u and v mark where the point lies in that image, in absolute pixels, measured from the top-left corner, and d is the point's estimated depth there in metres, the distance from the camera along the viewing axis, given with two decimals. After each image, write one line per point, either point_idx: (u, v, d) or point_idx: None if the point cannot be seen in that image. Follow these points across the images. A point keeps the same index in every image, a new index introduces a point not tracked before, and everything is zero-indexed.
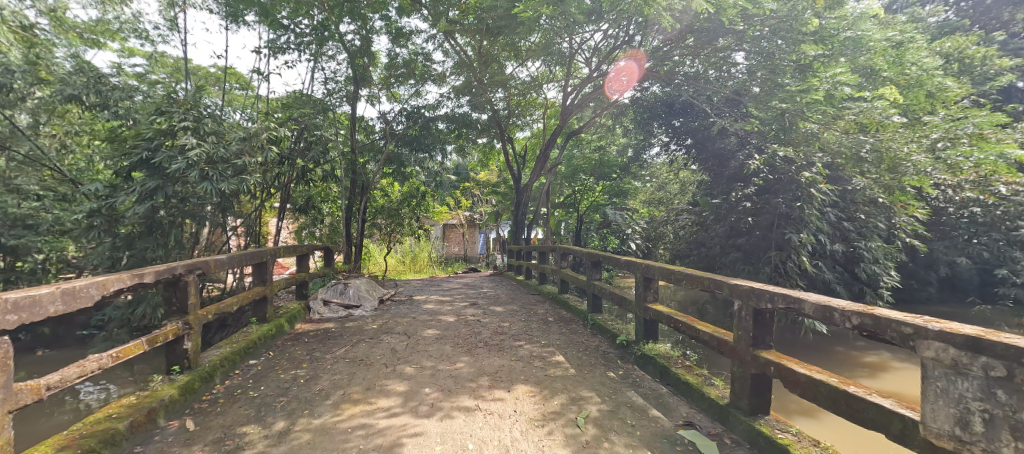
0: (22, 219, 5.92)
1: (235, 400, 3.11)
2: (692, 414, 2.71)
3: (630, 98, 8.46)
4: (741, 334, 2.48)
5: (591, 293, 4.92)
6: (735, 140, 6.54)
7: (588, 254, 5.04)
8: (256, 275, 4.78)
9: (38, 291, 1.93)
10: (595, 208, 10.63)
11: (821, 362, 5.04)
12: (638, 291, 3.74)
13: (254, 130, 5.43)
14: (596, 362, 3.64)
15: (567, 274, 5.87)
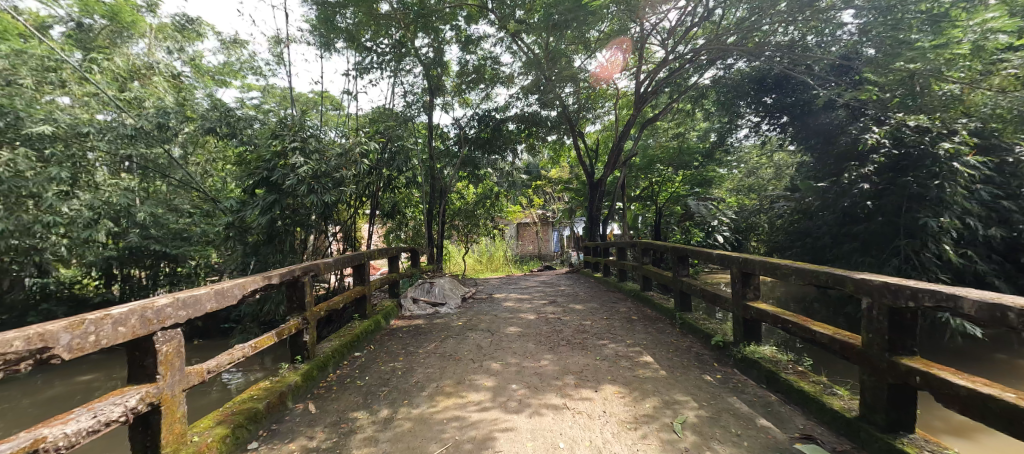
0: (179, 233, 7.41)
1: (346, 388, 3.46)
2: (810, 426, 2.49)
3: (711, 78, 8.08)
4: (874, 337, 2.25)
5: (678, 291, 4.73)
6: (846, 113, 6.11)
7: (672, 250, 4.85)
8: (356, 276, 5.27)
9: (198, 290, 2.32)
10: (675, 199, 9.55)
11: (976, 373, 4.35)
12: (736, 288, 3.56)
13: (350, 146, 5.99)
14: (689, 364, 3.49)
15: (649, 270, 5.71)
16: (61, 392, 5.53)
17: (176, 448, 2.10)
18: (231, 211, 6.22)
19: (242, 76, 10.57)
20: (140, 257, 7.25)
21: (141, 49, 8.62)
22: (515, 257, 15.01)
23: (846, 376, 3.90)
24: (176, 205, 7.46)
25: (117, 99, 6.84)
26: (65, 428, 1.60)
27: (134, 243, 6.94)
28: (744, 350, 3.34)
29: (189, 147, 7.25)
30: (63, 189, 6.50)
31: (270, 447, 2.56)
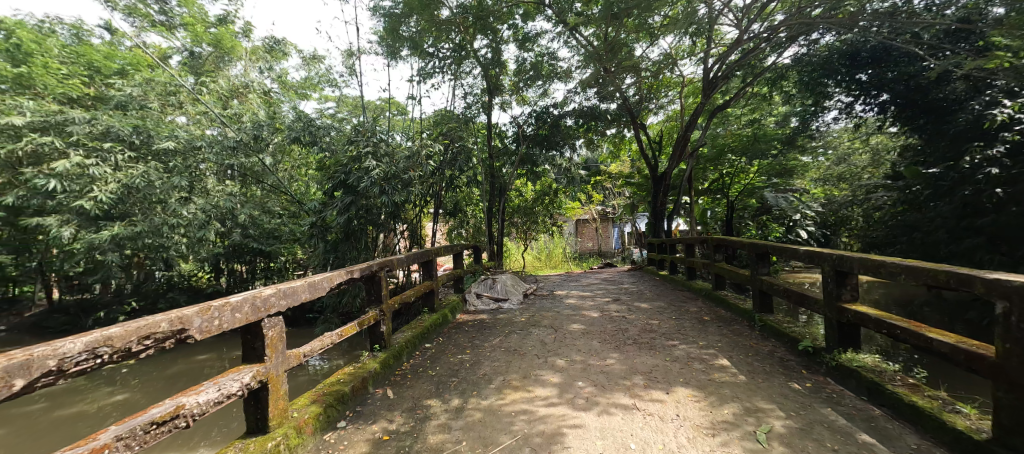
0: (270, 232, 8.47)
1: (419, 376, 3.69)
2: (926, 446, 2.27)
3: (793, 58, 7.35)
4: (1010, 347, 2.02)
5: (756, 290, 4.47)
6: (965, 87, 5.48)
7: (750, 246, 4.60)
8: (425, 273, 5.58)
9: (294, 282, 2.63)
10: (750, 192, 9.39)
11: None
12: (829, 288, 3.31)
13: (417, 148, 6.28)
14: (772, 370, 3.30)
15: (721, 267, 5.45)
16: (184, 368, 6.67)
17: (279, 422, 2.42)
18: (314, 213, 6.84)
19: (320, 87, 11.52)
20: (241, 253, 8.60)
21: (239, 70, 10.37)
22: (575, 254, 14.91)
23: (967, 390, 3.46)
24: (268, 207, 8.47)
25: (220, 115, 7.75)
26: (200, 398, 1.90)
27: (237, 240, 8.17)
28: (840, 358, 3.10)
29: (277, 156, 8.03)
30: (180, 196, 7.54)
31: (356, 427, 2.80)
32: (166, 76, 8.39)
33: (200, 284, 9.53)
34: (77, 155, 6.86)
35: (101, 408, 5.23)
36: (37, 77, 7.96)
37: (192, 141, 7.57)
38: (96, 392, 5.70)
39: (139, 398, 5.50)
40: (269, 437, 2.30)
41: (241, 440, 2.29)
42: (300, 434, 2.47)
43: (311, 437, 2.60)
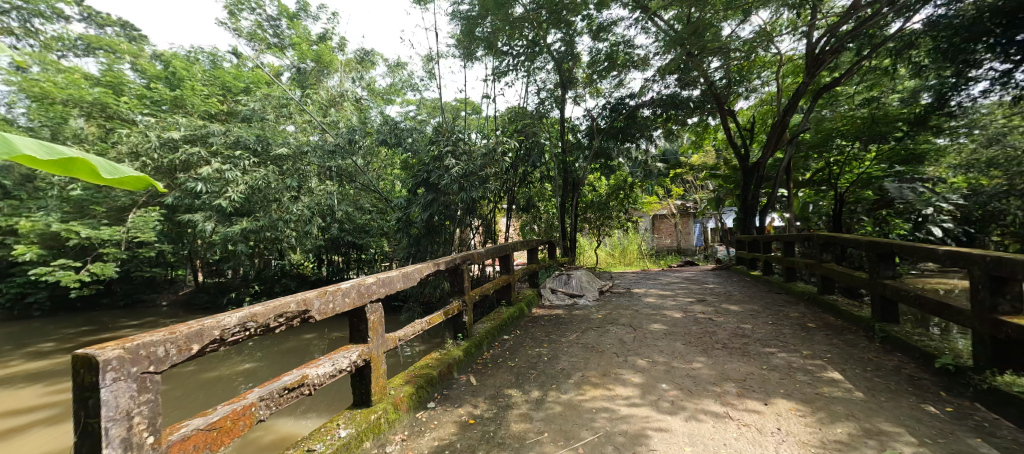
0: (362, 226, 9.19)
1: (499, 366, 3.90)
2: None
3: (926, 22, 6.00)
4: None
5: (877, 295, 3.92)
6: None
7: (868, 245, 4.06)
8: (502, 266, 5.66)
9: (391, 272, 3.34)
10: (867, 183, 8.16)
11: None
12: (980, 296, 2.81)
13: (493, 145, 6.39)
14: (897, 388, 2.88)
15: (833, 268, 4.84)
16: (294, 346, 7.67)
17: (381, 397, 2.84)
18: (400, 209, 7.29)
19: (404, 92, 12.20)
20: (338, 246, 9.81)
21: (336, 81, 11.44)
22: (652, 251, 14.28)
23: None
24: (360, 204, 9.06)
25: (320, 123, 8.58)
26: (319, 371, 2.33)
27: (336, 234, 9.04)
28: (997, 381, 2.60)
29: (367, 157, 8.65)
30: (290, 195, 8.49)
31: (443, 409, 3.07)
32: (280, 91, 9.37)
33: (306, 272, 10.69)
34: (216, 162, 8.20)
35: (233, 376, 6.35)
36: (189, 97, 10.11)
37: (301, 148, 8.46)
38: (230, 361, 7.00)
39: (258, 371, 6.51)
40: (372, 410, 2.70)
41: (351, 409, 2.71)
42: (397, 410, 2.84)
43: (406, 414, 2.94)
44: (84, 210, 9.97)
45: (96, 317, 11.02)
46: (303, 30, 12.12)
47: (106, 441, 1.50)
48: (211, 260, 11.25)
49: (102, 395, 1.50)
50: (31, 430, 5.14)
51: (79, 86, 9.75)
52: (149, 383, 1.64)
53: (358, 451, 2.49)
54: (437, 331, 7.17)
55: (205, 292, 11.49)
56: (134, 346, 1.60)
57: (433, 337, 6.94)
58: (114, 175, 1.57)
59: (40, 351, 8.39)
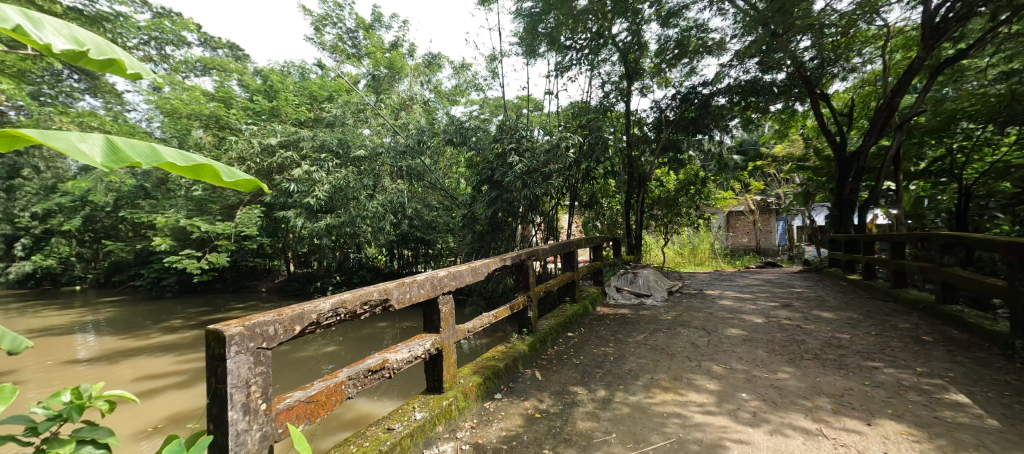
0: (429, 223, 9.48)
1: (562, 363, 4.17)
2: None
3: None
4: None
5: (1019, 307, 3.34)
6: None
7: (1006, 248, 3.46)
8: (565, 263, 5.59)
9: (460, 267, 3.80)
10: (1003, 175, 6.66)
11: None
12: None
13: (557, 141, 6.28)
14: None
15: (956, 275, 4.21)
16: (371, 333, 8.18)
17: (451, 385, 3.22)
18: (466, 205, 7.46)
19: (468, 93, 12.46)
20: (408, 241, 10.25)
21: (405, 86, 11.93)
22: (726, 250, 13.40)
23: None
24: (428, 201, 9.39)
25: (394, 125, 9.07)
26: (395, 356, 2.77)
27: (406, 230, 9.45)
28: None
29: (435, 156, 8.98)
30: (366, 193, 9.05)
31: (509, 401, 3.36)
32: (358, 96, 9.99)
33: (380, 264, 11.36)
34: (306, 164, 8.98)
35: (317, 358, 6.93)
36: (283, 107, 11.22)
37: (376, 149, 8.93)
38: (316, 344, 7.61)
39: (338, 355, 7.02)
40: (443, 396, 3.10)
41: (426, 394, 3.15)
42: (465, 399, 3.21)
43: (475, 402, 3.30)
44: (202, 208, 11.42)
45: (212, 299, 12.58)
46: (377, 39, 12.78)
47: (230, 404, 1.96)
48: (299, 253, 12.30)
49: (226, 365, 1.95)
50: (166, 391, 5.96)
51: (201, 103, 11.22)
52: (261, 357, 2.10)
53: (431, 432, 2.84)
54: (500, 327, 7.24)
55: (295, 280, 12.60)
56: (248, 327, 2.04)
57: (495, 331, 7.07)
58: (232, 178, 2.20)
59: (172, 326, 9.70)
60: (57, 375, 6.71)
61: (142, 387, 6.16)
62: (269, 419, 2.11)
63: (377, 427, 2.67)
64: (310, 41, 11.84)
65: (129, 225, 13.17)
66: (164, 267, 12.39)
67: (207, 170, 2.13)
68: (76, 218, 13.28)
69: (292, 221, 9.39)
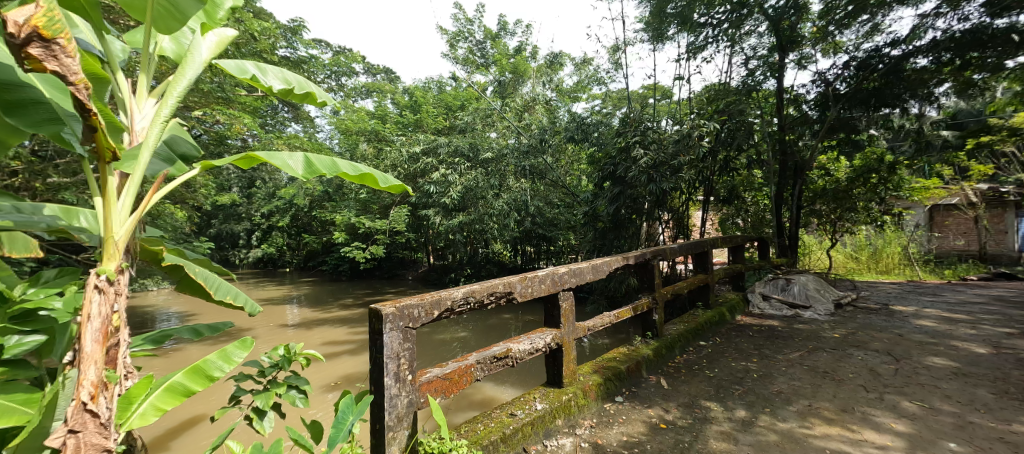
0: (550, 220, 9.43)
1: (694, 374, 3.87)
2: None
3: None
4: None
5: None
6: None
7: None
8: (697, 264, 5.10)
9: (582, 265, 3.66)
10: None
11: None
12: None
13: (687, 129, 5.59)
14: None
15: None
16: (496, 323, 8.46)
17: (570, 381, 3.34)
18: (587, 202, 7.28)
19: (590, 88, 12.09)
20: (529, 237, 10.42)
21: (529, 88, 12.05)
22: (926, 255, 10.70)
23: None
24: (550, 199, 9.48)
25: (517, 127, 9.31)
26: (518, 347, 3.02)
27: (529, 227, 9.54)
28: None
29: (557, 154, 8.96)
30: (493, 192, 9.24)
31: (631, 405, 3.35)
32: (486, 103, 10.44)
33: (505, 259, 11.67)
34: (442, 168, 9.71)
35: (450, 341, 7.36)
36: (424, 118, 12.39)
37: (501, 150, 9.19)
38: (448, 329, 8.09)
39: (467, 341, 7.33)
40: (563, 391, 3.24)
41: (546, 386, 3.35)
42: (586, 396, 3.30)
43: (595, 402, 3.35)
44: (365, 208, 13.25)
45: (371, 283, 14.45)
46: (503, 47, 13.11)
47: (387, 371, 2.39)
48: (437, 247, 13.35)
49: (383, 339, 2.38)
50: (343, 355, 6.95)
51: (366, 123, 13.04)
52: (408, 334, 2.50)
53: (552, 425, 2.99)
54: (622, 328, 6.82)
55: (434, 270, 13.70)
56: (399, 308, 2.45)
57: (617, 332, 6.68)
58: (386, 183, 3.20)
59: (347, 304, 11.34)
60: (272, 335, 8.28)
61: (328, 351, 7.25)
62: (413, 389, 2.53)
63: (502, 412, 2.95)
64: (445, 58, 12.79)
65: (314, 222, 15.85)
66: (338, 254, 14.79)
67: (367, 177, 3.16)
68: (281, 217, 16.49)
69: (431, 218, 10.26)
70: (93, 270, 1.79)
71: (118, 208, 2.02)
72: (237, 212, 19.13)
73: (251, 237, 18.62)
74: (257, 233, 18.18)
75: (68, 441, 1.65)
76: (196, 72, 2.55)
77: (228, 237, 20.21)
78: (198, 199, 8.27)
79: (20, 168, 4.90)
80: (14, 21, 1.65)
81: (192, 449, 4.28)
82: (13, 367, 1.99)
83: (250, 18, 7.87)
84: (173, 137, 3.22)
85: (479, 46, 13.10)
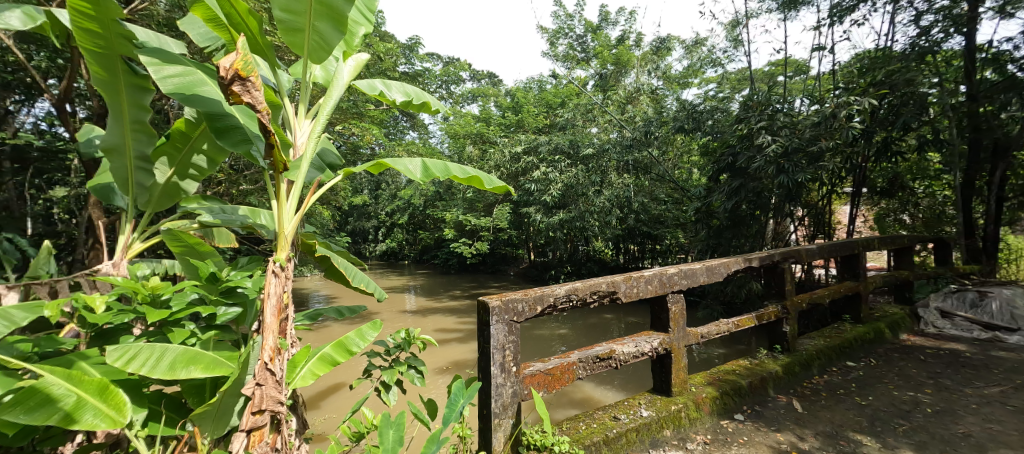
0: (657, 217, 8.85)
1: (839, 399, 3.25)
2: None
3: None
4: None
5: None
6: None
7: None
8: (845, 270, 4.38)
9: (694, 265, 3.25)
10: None
11: None
12: None
13: (830, 109, 4.75)
14: None
15: None
16: (597, 322, 8.15)
17: (680, 391, 3.00)
18: (700, 198, 6.63)
19: (703, 72, 11.08)
20: (633, 235, 9.86)
21: (633, 78, 11.44)
22: None
23: None
24: (655, 195, 8.92)
25: (619, 120, 8.82)
26: (622, 348, 2.77)
27: (633, 224, 9.09)
28: None
29: (664, 146, 8.29)
30: (594, 189, 8.94)
31: (755, 426, 2.92)
32: (587, 98, 10.11)
33: (607, 258, 11.28)
34: (543, 166, 9.60)
35: (550, 338, 7.20)
36: (526, 117, 12.50)
37: (603, 145, 8.81)
38: (548, 325, 8.00)
39: (569, 338, 7.14)
40: (672, 400, 2.93)
41: (652, 393, 3.05)
42: (698, 409, 2.94)
43: (709, 417, 2.98)
44: (472, 207, 13.84)
45: (476, 277, 15.06)
46: (604, 38, 12.59)
47: (492, 361, 2.34)
48: (538, 244, 13.40)
49: (489, 331, 2.34)
50: (452, 342, 7.26)
51: (473, 126, 13.57)
52: (513, 328, 2.42)
53: (658, 435, 2.72)
54: (742, 337, 6.06)
55: (534, 267, 13.74)
56: (504, 301, 2.39)
57: (735, 342, 5.97)
58: (492, 184, 3.15)
59: (455, 295, 11.95)
60: (394, 319, 9.04)
61: (440, 337, 7.67)
62: (518, 380, 2.44)
63: (604, 413, 2.77)
64: (545, 56, 12.70)
65: (427, 220, 16.97)
66: (449, 249, 15.75)
67: (474, 179, 3.16)
68: (399, 215, 17.99)
69: (532, 216, 10.24)
70: (270, 257, 2.05)
71: (289, 207, 2.25)
72: (365, 211, 21.34)
73: (377, 232, 20.68)
74: (383, 229, 20.10)
75: (255, 391, 1.83)
76: (340, 93, 2.78)
77: (355, 232, 22.63)
78: (339, 201, 9.32)
79: (221, 179, 6.00)
80: (224, 66, 1.98)
81: (338, 409, 4.75)
82: (221, 330, 2.21)
83: (378, 42, 8.68)
84: (322, 149, 3.56)
85: (580, 40, 12.81)
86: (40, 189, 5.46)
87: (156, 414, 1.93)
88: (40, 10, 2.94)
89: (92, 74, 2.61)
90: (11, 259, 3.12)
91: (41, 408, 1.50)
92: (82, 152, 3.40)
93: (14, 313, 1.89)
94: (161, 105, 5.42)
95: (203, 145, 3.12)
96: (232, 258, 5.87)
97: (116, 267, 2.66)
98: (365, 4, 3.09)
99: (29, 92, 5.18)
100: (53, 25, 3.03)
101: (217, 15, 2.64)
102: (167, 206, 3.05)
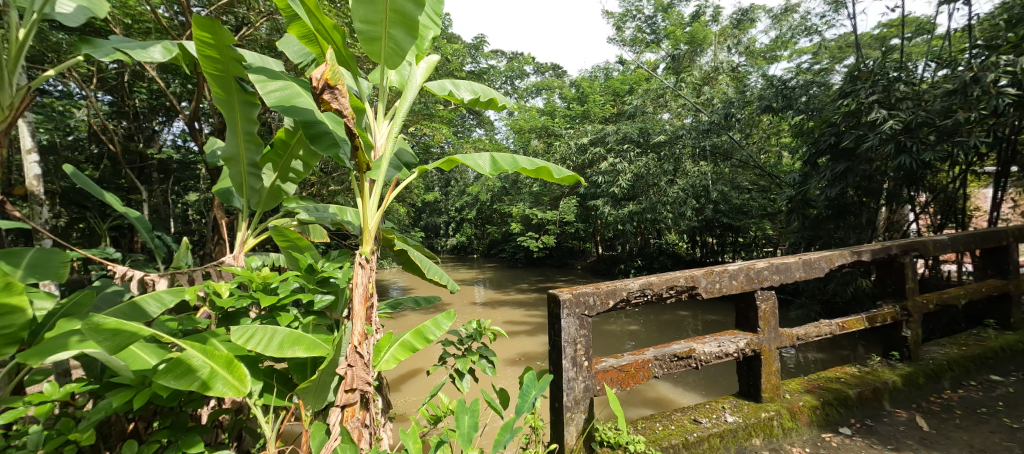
0: (739, 205, 8.18)
1: (983, 419, 2.70)
2: None
3: None
4: None
5: None
6: None
7: None
8: (987, 264, 3.68)
9: (789, 258, 2.86)
10: None
11: None
12: None
13: (971, 74, 4.01)
14: None
15: None
16: (672, 319, 7.71)
17: (773, 397, 2.66)
18: (792, 185, 6.00)
19: (793, 43, 10.02)
20: (711, 226, 9.23)
21: (710, 56, 10.59)
22: None
23: None
24: (737, 183, 8.26)
25: (695, 103, 8.34)
26: (704, 346, 2.49)
27: (711, 215, 8.49)
28: None
29: (746, 129, 7.64)
30: (667, 179, 8.44)
31: (867, 443, 2.50)
32: (657, 82, 9.57)
33: (681, 251, 10.67)
34: (611, 157, 9.16)
35: (622, 334, 6.92)
36: (592, 107, 12.14)
37: (676, 131, 8.30)
38: (622, 321, 7.70)
39: (642, 335, 6.83)
40: (763, 407, 2.60)
41: (738, 398, 2.73)
42: (794, 419, 2.58)
43: (809, 428, 2.61)
44: (539, 200, 13.79)
45: (542, 270, 14.99)
46: (676, 16, 11.83)
47: (564, 355, 2.20)
48: (606, 238, 12.98)
49: (559, 324, 2.20)
50: (521, 334, 7.25)
51: (538, 120, 13.47)
52: (584, 322, 2.26)
53: (747, 443, 2.43)
54: (846, 342, 5.37)
55: (602, 260, 13.35)
56: (575, 294, 2.22)
57: (837, 344, 5.34)
58: (561, 175, 2.98)
59: (523, 288, 11.99)
60: (465, 311, 9.22)
61: (510, 329, 7.68)
62: (589, 375, 2.27)
63: (683, 415, 2.52)
64: (612, 42, 12.22)
65: (494, 215, 17.15)
66: (516, 243, 15.86)
67: (543, 170, 2.99)
68: (468, 210, 18.44)
69: (600, 208, 9.92)
70: (356, 250, 2.07)
71: (372, 204, 2.25)
72: (436, 207, 22.06)
73: (449, 227, 21.41)
74: (453, 224, 20.67)
75: (347, 371, 1.83)
76: (414, 95, 2.73)
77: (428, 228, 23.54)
78: (415, 198, 9.74)
79: (312, 180, 6.49)
80: (315, 78, 2.04)
81: (417, 393, 4.89)
82: (319, 317, 2.27)
83: (446, 44, 8.86)
84: (398, 149, 3.61)
85: (649, 21, 12.25)
86: (178, 195, 6.27)
87: (268, 386, 1.99)
88: (176, 44, 3.12)
89: (213, 94, 2.82)
90: (163, 253, 3.47)
91: (187, 375, 1.60)
92: (208, 162, 3.74)
93: (165, 296, 2.09)
94: (265, 117, 5.96)
95: (300, 151, 3.26)
96: (324, 253, 6.30)
97: (235, 258, 2.86)
98: (433, 8, 3.06)
99: (167, 114, 5.94)
100: (185, 55, 3.32)
101: (310, 31, 2.73)
102: (274, 207, 3.22)
